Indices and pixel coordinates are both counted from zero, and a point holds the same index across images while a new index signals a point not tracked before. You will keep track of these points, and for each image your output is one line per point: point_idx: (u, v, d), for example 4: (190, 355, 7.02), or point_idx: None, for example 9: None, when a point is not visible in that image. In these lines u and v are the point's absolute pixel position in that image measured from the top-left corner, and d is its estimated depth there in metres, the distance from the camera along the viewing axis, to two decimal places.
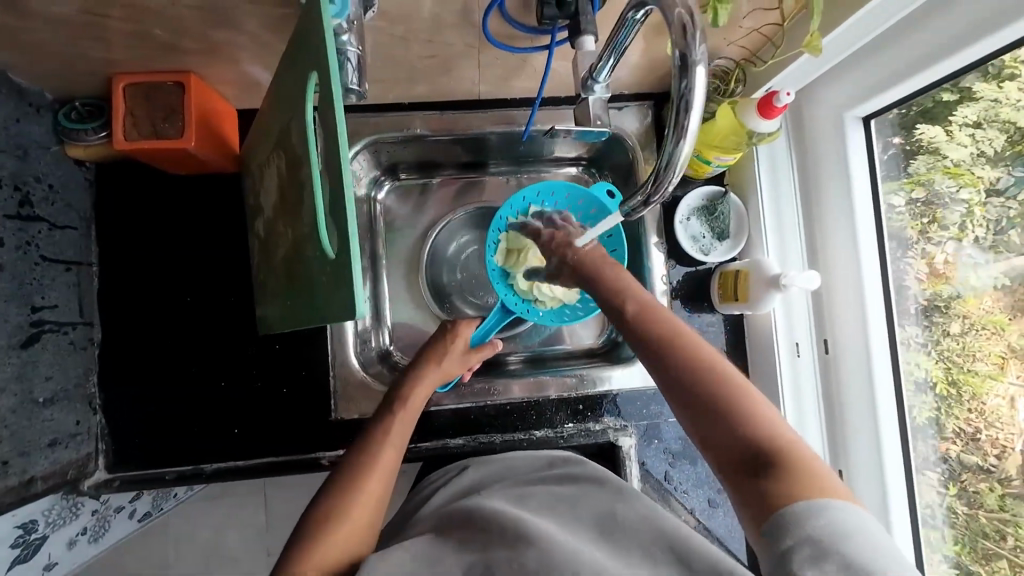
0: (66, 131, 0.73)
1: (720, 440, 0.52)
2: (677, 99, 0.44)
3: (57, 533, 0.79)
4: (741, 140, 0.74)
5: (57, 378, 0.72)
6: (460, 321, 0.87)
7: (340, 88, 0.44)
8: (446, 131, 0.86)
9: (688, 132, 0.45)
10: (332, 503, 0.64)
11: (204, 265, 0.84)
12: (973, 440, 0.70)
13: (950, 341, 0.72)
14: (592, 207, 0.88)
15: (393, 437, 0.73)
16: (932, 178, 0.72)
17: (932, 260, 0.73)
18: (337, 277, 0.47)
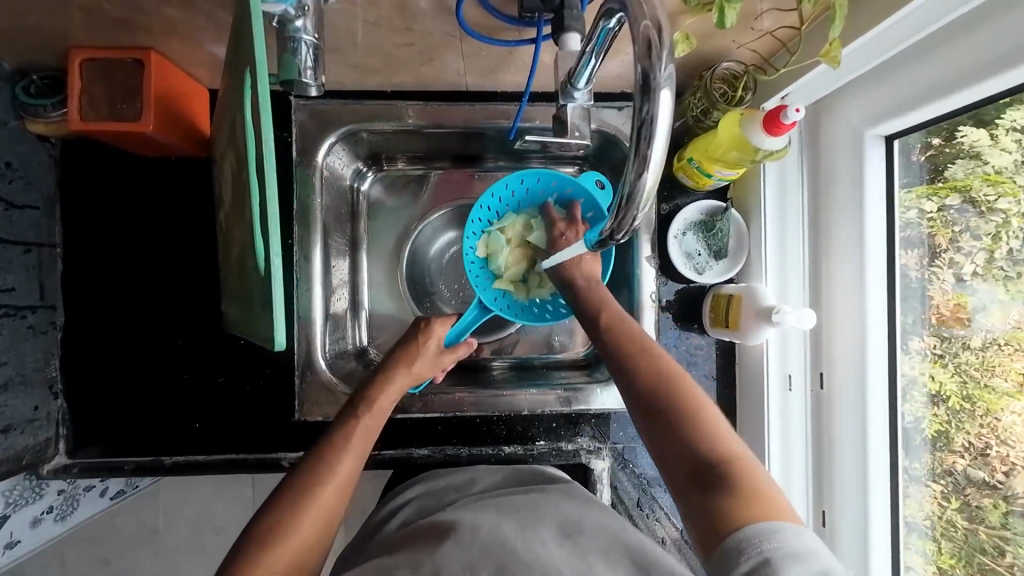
0: (26, 105, 0.69)
1: (676, 457, 0.50)
2: (637, 127, 0.39)
3: (17, 513, 0.80)
4: (745, 156, 0.66)
5: (12, 364, 0.70)
6: (433, 320, 0.79)
7: (269, 90, 0.41)
8: (433, 121, 0.80)
9: (653, 163, 0.39)
10: (279, 516, 0.56)
11: (170, 250, 0.81)
12: (981, 456, 0.64)
13: (969, 354, 0.65)
14: (579, 197, 0.78)
15: (355, 440, 0.65)
16: (970, 185, 0.64)
17: (958, 271, 0.66)
18: (269, 299, 0.46)
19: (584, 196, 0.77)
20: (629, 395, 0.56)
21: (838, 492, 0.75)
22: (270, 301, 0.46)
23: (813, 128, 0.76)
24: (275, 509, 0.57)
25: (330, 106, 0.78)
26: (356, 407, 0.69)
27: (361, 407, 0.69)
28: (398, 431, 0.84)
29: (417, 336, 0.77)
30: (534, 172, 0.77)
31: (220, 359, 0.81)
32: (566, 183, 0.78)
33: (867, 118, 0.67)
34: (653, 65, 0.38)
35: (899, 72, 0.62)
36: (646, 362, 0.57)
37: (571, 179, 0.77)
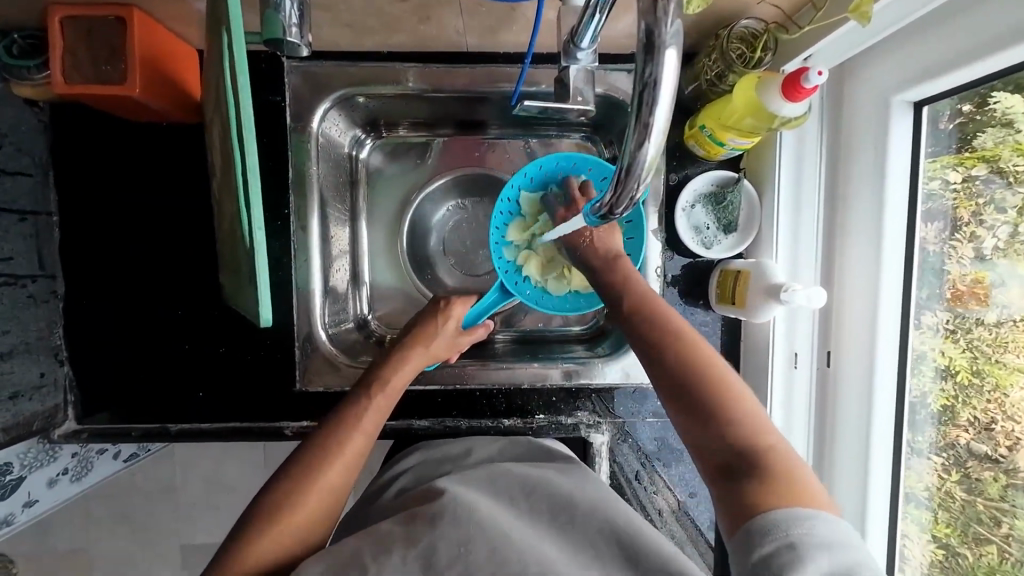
0: (9, 68, 0.67)
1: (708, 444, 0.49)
2: (638, 91, 0.36)
3: (34, 474, 0.83)
4: (760, 124, 0.63)
5: (15, 332, 0.71)
6: (453, 300, 0.78)
7: (246, 69, 0.41)
8: (433, 86, 0.76)
9: (655, 129, 0.36)
10: (285, 489, 0.57)
11: (165, 218, 0.79)
12: (987, 430, 0.63)
13: (981, 330, 0.63)
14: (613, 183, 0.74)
15: (366, 423, 0.65)
16: (999, 155, 0.59)
17: (978, 246, 0.63)
18: (257, 272, 0.45)
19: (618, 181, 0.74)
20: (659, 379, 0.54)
21: (839, 468, 0.74)
22: (262, 274, 0.45)
23: (835, 92, 0.71)
24: (275, 488, 0.58)
25: (324, 69, 0.75)
26: (367, 387, 0.68)
27: (373, 386, 0.68)
28: (398, 401, 0.84)
29: (437, 315, 0.77)
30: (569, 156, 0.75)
31: (222, 331, 0.81)
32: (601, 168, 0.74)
33: (894, 82, 0.63)
34: (658, 20, 0.35)
35: (936, 28, 0.57)
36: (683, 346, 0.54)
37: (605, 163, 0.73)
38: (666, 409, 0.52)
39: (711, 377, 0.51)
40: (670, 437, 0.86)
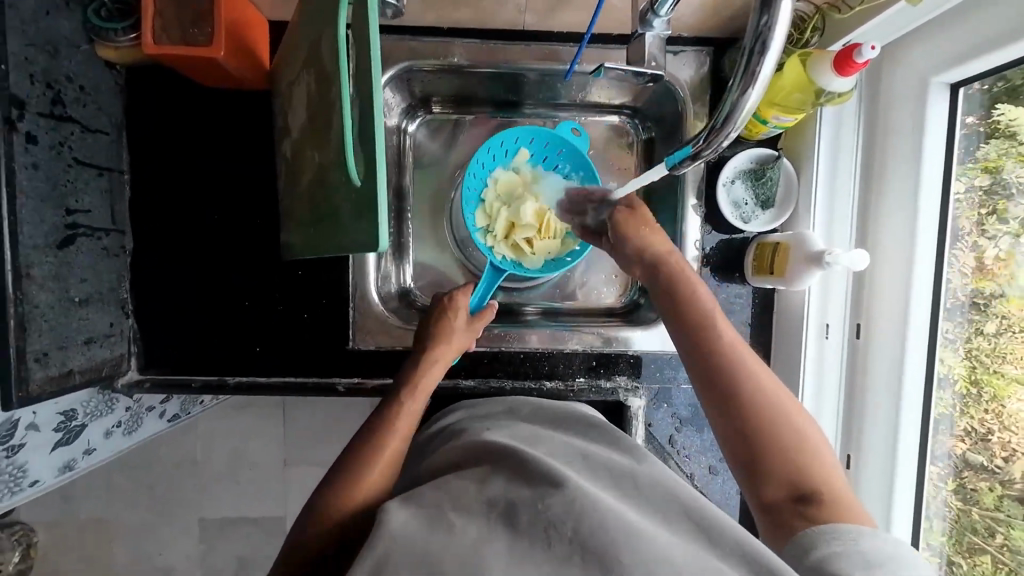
0: (96, 29, 0.71)
1: (772, 472, 0.56)
2: (752, 40, 0.42)
3: (95, 423, 0.86)
4: (807, 99, 0.67)
5: (91, 281, 0.75)
6: (454, 294, 0.85)
7: (376, 21, 0.45)
8: (486, 63, 0.81)
9: (758, 79, 0.43)
10: (329, 486, 0.62)
11: (229, 182, 0.83)
12: (983, 441, 0.72)
13: (981, 340, 0.71)
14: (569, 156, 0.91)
15: (403, 423, 0.69)
16: (1003, 165, 0.68)
17: (982, 255, 0.70)
18: (372, 199, 0.44)
19: (562, 143, 0.90)
20: (735, 414, 0.58)
21: (867, 435, 0.78)
22: (381, 196, 0.43)
23: (873, 77, 0.75)
24: (330, 484, 0.62)
25: (387, 43, 0.79)
26: (400, 391, 0.74)
27: (403, 392, 0.74)
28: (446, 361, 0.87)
29: (445, 311, 0.82)
30: (513, 135, 0.89)
31: (279, 290, 0.85)
32: (546, 137, 0.90)
33: (932, 65, 0.67)
34: None
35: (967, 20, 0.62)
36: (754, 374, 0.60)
37: (548, 132, 0.89)
38: (737, 437, 0.58)
39: (775, 408, 0.57)
40: None
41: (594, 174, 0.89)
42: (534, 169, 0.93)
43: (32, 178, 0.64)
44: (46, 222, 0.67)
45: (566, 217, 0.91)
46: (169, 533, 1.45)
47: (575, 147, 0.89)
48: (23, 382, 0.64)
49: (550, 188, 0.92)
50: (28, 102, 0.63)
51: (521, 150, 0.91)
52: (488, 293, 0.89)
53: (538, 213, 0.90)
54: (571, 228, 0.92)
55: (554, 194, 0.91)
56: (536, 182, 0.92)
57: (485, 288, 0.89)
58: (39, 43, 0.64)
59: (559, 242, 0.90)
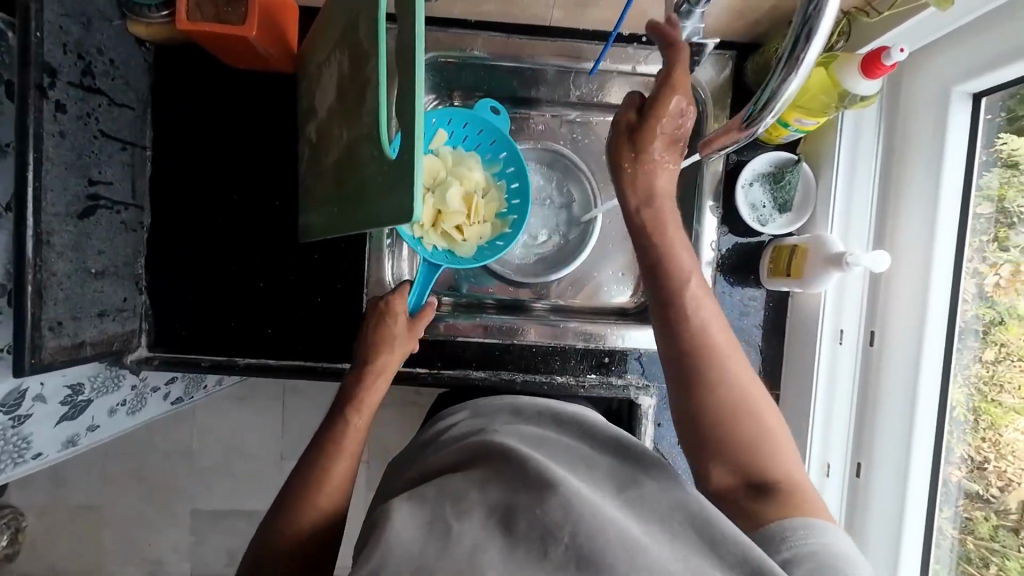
0: (130, 5, 0.72)
1: (724, 461, 0.58)
2: (800, 25, 0.42)
3: (101, 399, 0.85)
4: (831, 101, 0.68)
5: (108, 254, 0.75)
6: (391, 297, 0.78)
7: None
8: (507, 56, 0.83)
9: (801, 65, 0.44)
10: (284, 508, 0.65)
11: (250, 163, 0.84)
12: (980, 470, 0.74)
13: (979, 367, 0.73)
14: (494, 138, 0.85)
15: (348, 443, 0.71)
16: (1007, 195, 0.69)
17: (982, 282, 0.72)
18: (407, 169, 0.44)
19: (496, 129, 0.85)
20: (695, 399, 0.60)
21: (878, 445, 0.78)
22: (416, 161, 0.43)
23: (894, 86, 0.76)
24: (287, 501, 0.66)
25: None
26: (345, 410, 0.74)
27: (348, 410, 0.74)
28: (457, 352, 0.86)
29: (383, 317, 0.77)
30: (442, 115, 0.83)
31: (293, 273, 0.84)
32: (464, 116, 0.83)
33: (956, 74, 0.67)
34: None
35: (989, 27, 0.63)
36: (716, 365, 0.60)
37: (466, 112, 0.83)
38: (698, 422, 0.59)
39: (736, 397, 0.59)
40: None
41: (518, 154, 0.84)
42: (454, 152, 0.87)
43: (58, 146, 0.64)
44: (69, 190, 0.67)
45: (493, 200, 0.87)
46: (162, 521, 1.43)
47: (497, 127, 0.84)
48: (36, 350, 0.63)
49: (473, 169, 0.86)
50: (59, 71, 0.64)
51: (439, 132, 0.84)
52: (426, 287, 0.81)
53: (465, 197, 0.84)
54: (501, 211, 0.88)
55: (480, 175, 0.86)
56: (457, 164, 0.86)
57: (422, 283, 0.81)
58: (74, 13, 0.65)
59: (489, 225, 0.87)
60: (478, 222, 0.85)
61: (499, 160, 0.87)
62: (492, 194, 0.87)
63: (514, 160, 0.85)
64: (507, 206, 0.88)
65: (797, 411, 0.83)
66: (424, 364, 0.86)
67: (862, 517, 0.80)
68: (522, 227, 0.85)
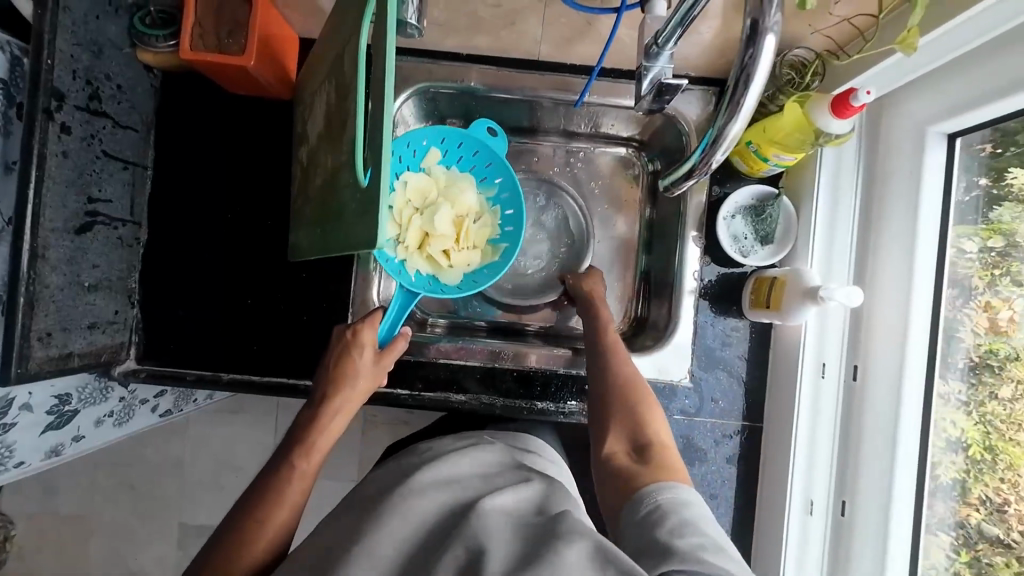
0: (139, 35, 0.77)
1: (612, 433, 0.67)
2: (737, 72, 0.43)
3: (87, 410, 0.86)
4: (807, 139, 0.69)
5: (103, 267, 0.77)
6: (359, 327, 0.78)
7: (394, 40, 0.46)
8: (502, 88, 0.85)
9: (743, 109, 0.45)
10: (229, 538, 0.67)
11: (247, 184, 0.87)
12: (997, 513, 0.70)
13: (996, 405, 0.70)
14: (489, 160, 0.88)
15: (290, 492, 0.71)
16: (1015, 228, 0.68)
17: (995, 315, 0.70)
18: (375, 197, 0.46)
19: (489, 155, 0.87)
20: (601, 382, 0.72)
21: (863, 485, 0.76)
22: (383, 190, 0.44)
23: (874, 124, 0.77)
24: (228, 537, 0.67)
25: (406, 65, 0.84)
26: (295, 451, 0.74)
27: (296, 454, 0.74)
28: (436, 374, 0.86)
29: (349, 349, 0.78)
30: (440, 133, 0.85)
31: (281, 290, 0.86)
32: (456, 138, 0.86)
33: (930, 115, 0.68)
34: (763, 10, 0.41)
35: (954, 72, 0.65)
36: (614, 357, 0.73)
37: (461, 133, 0.85)
38: (601, 399, 0.70)
39: (635, 388, 0.70)
40: (696, 438, 0.86)
41: (513, 179, 0.88)
42: (447, 172, 0.88)
43: (61, 165, 0.68)
44: (67, 208, 0.70)
45: (486, 224, 0.89)
46: (145, 535, 1.43)
47: (494, 150, 0.87)
48: (24, 360, 0.65)
49: (465, 192, 0.88)
50: (67, 95, 0.68)
51: (432, 151, 0.86)
52: (398, 319, 0.82)
53: (456, 221, 0.86)
54: (492, 237, 0.90)
55: (471, 198, 0.87)
56: (450, 185, 0.87)
57: (395, 315, 0.82)
58: (85, 42, 0.70)
59: (480, 250, 0.88)
60: (466, 248, 0.87)
61: (494, 185, 0.90)
62: (484, 219, 0.89)
63: (509, 186, 0.88)
64: (498, 232, 0.90)
65: (779, 445, 0.82)
66: (405, 386, 0.86)
67: (846, 559, 0.78)
68: (513, 254, 0.87)
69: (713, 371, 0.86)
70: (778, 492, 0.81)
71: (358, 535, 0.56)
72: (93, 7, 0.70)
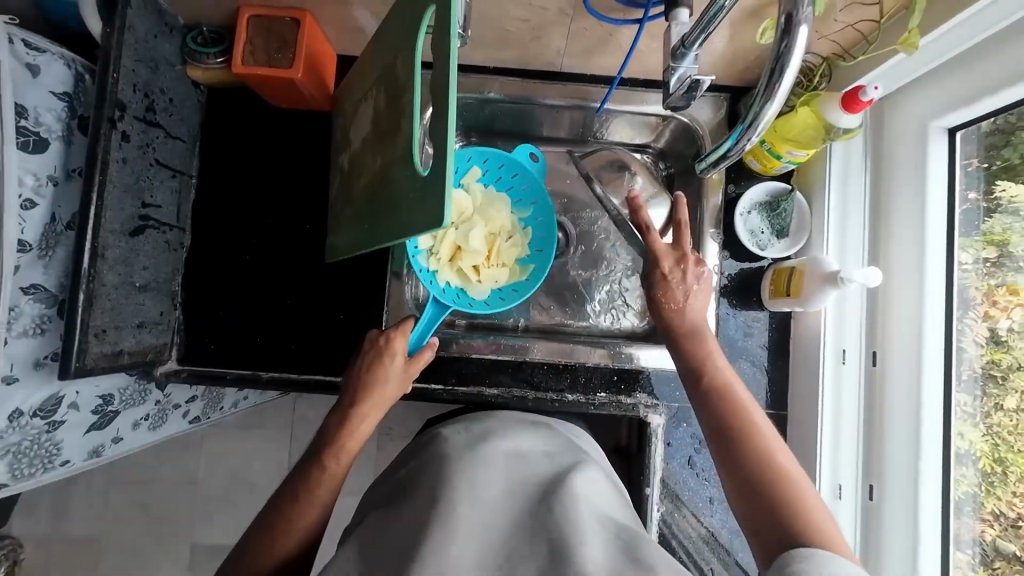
0: (191, 53, 0.83)
1: (756, 518, 0.58)
2: (774, 61, 0.48)
3: (126, 412, 0.88)
4: (818, 135, 0.75)
5: (151, 270, 0.81)
6: (392, 334, 0.81)
7: (455, 41, 0.51)
8: (523, 97, 0.91)
9: (778, 92, 0.50)
10: (271, 525, 0.69)
11: (285, 191, 0.91)
12: (1013, 527, 0.72)
13: (1002, 416, 0.73)
14: (527, 184, 0.92)
15: (320, 488, 0.72)
16: (1008, 240, 0.73)
17: (993, 326, 0.74)
18: (440, 181, 0.50)
19: (529, 180, 0.92)
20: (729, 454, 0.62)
21: (890, 470, 0.78)
22: (448, 174, 0.48)
23: (877, 124, 0.82)
24: (271, 522, 0.70)
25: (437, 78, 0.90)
26: (325, 451, 0.75)
27: (328, 453, 0.75)
28: (470, 368, 0.89)
29: (381, 355, 0.80)
30: (481, 153, 0.91)
31: (318, 291, 0.90)
32: (499, 158, 0.91)
33: (931, 112, 0.73)
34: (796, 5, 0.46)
35: (946, 75, 0.71)
36: (741, 432, 0.62)
37: (505, 155, 0.90)
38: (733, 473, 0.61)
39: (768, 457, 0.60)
40: None
41: (548, 203, 0.92)
42: (485, 190, 0.93)
43: (121, 170, 0.72)
44: (124, 210, 0.74)
45: (516, 245, 0.92)
46: (163, 548, 1.41)
47: (533, 177, 0.91)
48: (81, 355, 0.68)
49: (499, 212, 0.93)
50: (128, 106, 0.73)
51: (473, 169, 0.92)
52: (429, 328, 0.86)
53: (487, 239, 0.91)
54: (522, 257, 0.93)
55: (505, 218, 0.92)
56: (486, 204, 0.92)
57: (427, 323, 0.85)
58: (145, 59, 0.75)
59: (508, 270, 0.92)
60: (496, 265, 0.91)
61: (529, 208, 0.94)
62: (516, 239, 0.93)
63: (544, 210, 0.92)
64: (528, 253, 0.93)
65: (805, 430, 0.85)
66: (439, 381, 0.88)
67: (877, 544, 0.79)
68: (541, 275, 0.90)
69: (737, 362, 0.89)
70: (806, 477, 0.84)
71: None
72: (152, 27, 0.76)
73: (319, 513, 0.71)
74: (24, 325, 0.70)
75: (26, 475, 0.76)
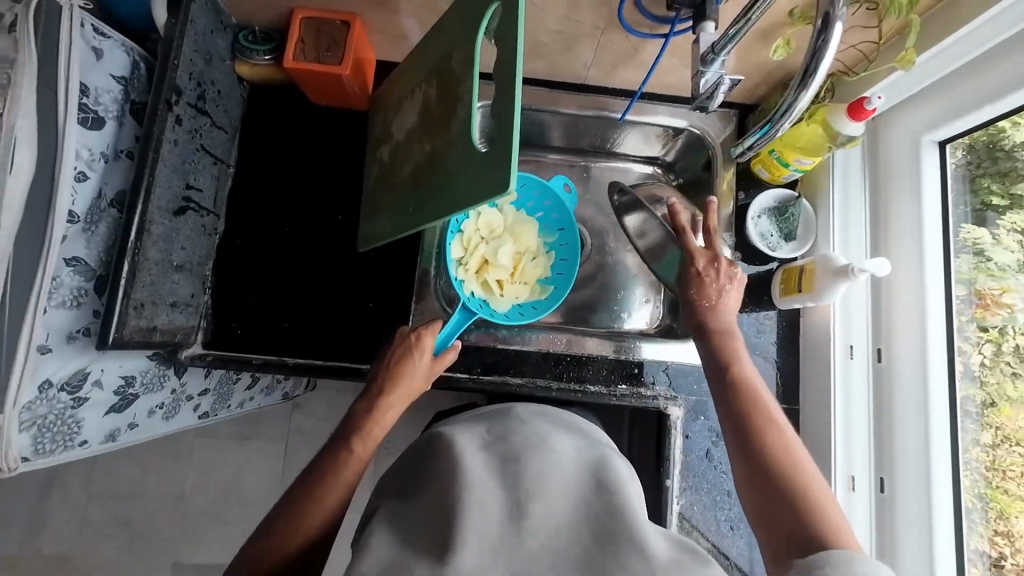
0: (242, 49, 0.87)
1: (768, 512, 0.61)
2: (813, 53, 0.59)
3: (144, 398, 0.86)
4: (823, 142, 0.82)
5: (188, 251, 0.82)
6: (423, 331, 0.83)
7: (521, 31, 0.56)
8: (550, 104, 0.98)
9: (814, 79, 0.62)
10: (299, 502, 0.68)
11: (320, 185, 0.94)
12: (997, 567, 0.75)
13: (981, 451, 0.78)
14: (556, 210, 0.99)
15: (348, 469, 0.72)
16: (976, 277, 0.79)
17: (970, 363, 0.79)
18: (506, 152, 0.53)
19: (558, 206, 0.99)
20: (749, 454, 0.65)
21: (899, 462, 0.82)
22: (513, 146, 0.53)
23: (873, 141, 0.90)
24: (299, 499, 0.69)
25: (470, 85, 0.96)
26: (354, 435, 0.76)
27: (356, 437, 0.76)
28: (495, 359, 0.91)
29: (410, 351, 0.81)
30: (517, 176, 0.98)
31: (347, 280, 0.92)
32: (534, 184, 0.98)
33: (925, 125, 0.81)
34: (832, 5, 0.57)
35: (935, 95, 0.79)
36: (767, 433, 0.65)
37: (539, 182, 0.97)
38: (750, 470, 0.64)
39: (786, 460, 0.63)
40: None
41: (574, 234, 0.98)
42: (516, 213, 1.00)
43: (172, 150, 0.75)
44: (170, 189, 0.76)
45: (539, 265, 0.98)
46: (151, 556, 1.34)
47: (563, 203, 0.98)
48: (120, 325, 0.68)
49: (528, 234, 0.99)
50: (183, 92, 0.76)
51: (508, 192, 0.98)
52: (455, 332, 0.89)
53: (514, 257, 0.97)
54: (543, 278, 0.98)
55: (533, 240, 0.99)
56: (515, 225, 0.99)
57: (454, 327, 0.88)
58: (202, 51, 0.79)
59: (529, 287, 0.96)
60: (518, 283, 0.96)
61: (556, 232, 1.00)
62: (539, 260, 0.98)
63: (568, 237, 0.98)
64: (549, 275, 0.98)
65: (818, 423, 0.88)
66: (464, 369, 0.90)
67: (890, 536, 0.82)
68: (561, 296, 0.95)
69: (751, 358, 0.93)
70: (821, 467, 0.87)
71: (454, 484, 0.59)
72: (210, 23, 0.80)
73: (346, 492, 0.71)
74: (63, 296, 0.70)
75: (48, 451, 0.74)
